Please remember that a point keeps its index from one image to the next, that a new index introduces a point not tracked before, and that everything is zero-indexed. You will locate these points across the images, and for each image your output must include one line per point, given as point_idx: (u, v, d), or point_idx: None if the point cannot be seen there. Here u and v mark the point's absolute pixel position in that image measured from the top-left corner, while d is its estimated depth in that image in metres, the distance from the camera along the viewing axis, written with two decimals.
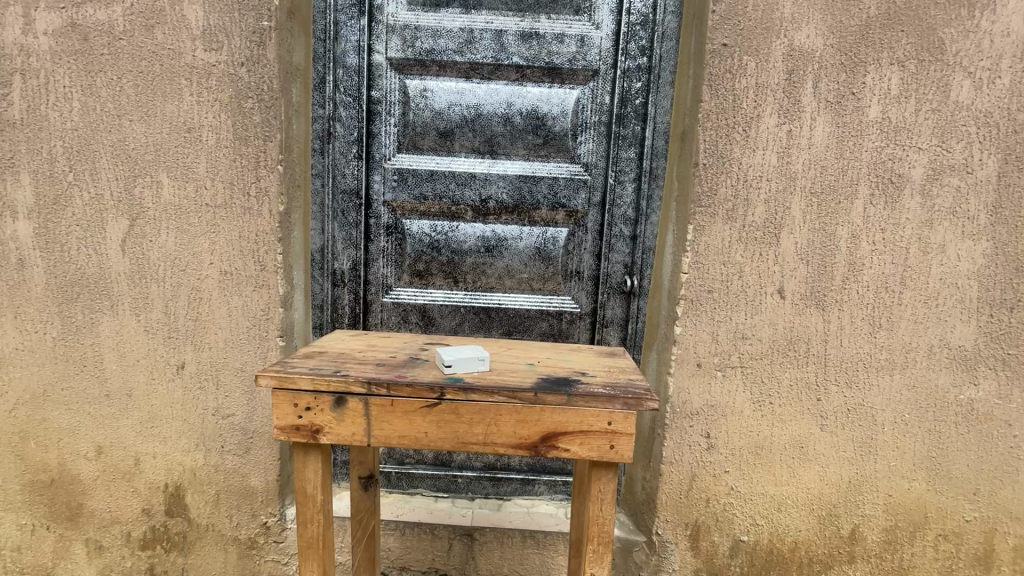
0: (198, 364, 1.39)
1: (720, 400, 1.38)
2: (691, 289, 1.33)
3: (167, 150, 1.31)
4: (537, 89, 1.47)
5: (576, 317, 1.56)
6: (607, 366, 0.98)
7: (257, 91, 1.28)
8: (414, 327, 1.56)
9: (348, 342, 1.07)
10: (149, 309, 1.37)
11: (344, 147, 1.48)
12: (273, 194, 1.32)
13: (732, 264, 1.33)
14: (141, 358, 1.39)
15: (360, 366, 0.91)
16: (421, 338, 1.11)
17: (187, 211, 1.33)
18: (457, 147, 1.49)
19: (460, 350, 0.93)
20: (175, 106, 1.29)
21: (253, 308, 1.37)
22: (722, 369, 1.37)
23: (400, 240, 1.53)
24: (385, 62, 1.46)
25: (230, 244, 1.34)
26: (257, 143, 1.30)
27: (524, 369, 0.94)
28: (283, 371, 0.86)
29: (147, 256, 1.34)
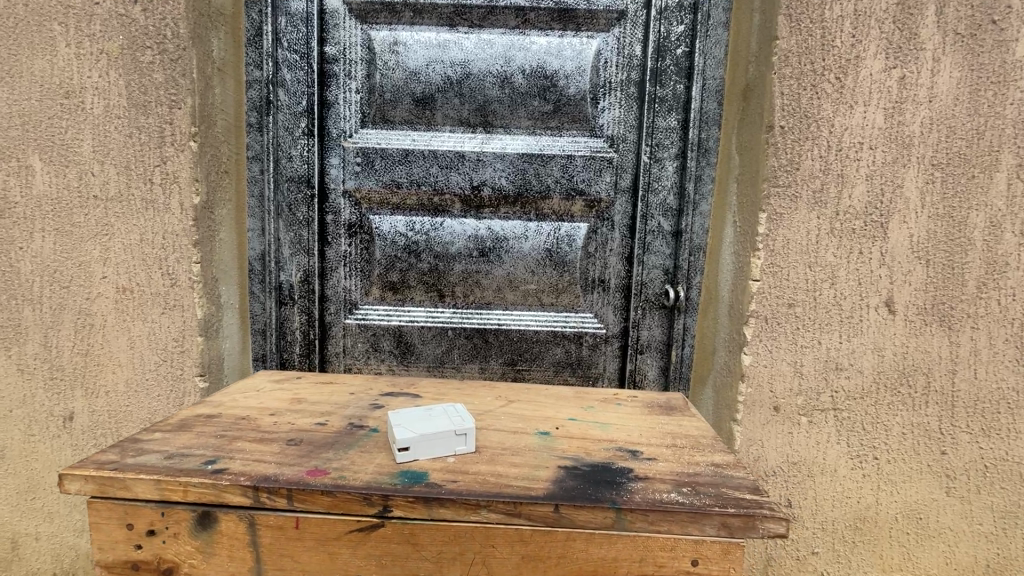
0: (92, 415, 1.02)
1: (807, 455, 0.98)
2: (767, 303, 0.95)
3: (39, 123, 0.95)
4: (544, 38, 1.11)
5: (601, 340, 1.18)
6: (669, 436, 0.60)
7: (158, 39, 0.93)
8: (387, 357, 1.19)
9: (264, 395, 0.70)
10: (23, 341, 1.00)
11: (290, 120, 1.11)
12: (185, 180, 0.96)
13: (821, 267, 0.95)
14: (15, 407, 1.02)
15: (259, 448, 0.54)
16: (379, 387, 0.74)
17: (68, 206, 0.97)
18: (439, 118, 1.13)
19: (425, 422, 0.55)
20: (48, 61, 0.93)
21: (161, 337, 1.00)
22: (809, 414, 0.98)
23: (367, 242, 1.17)
24: (341, 8, 1.10)
25: (128, 250, 0.97)
26: (160, 110, 0.94)
27: (534, 448, 0.56)
28: (111, 466, 0.49)
29: (15, 269, 0.98)
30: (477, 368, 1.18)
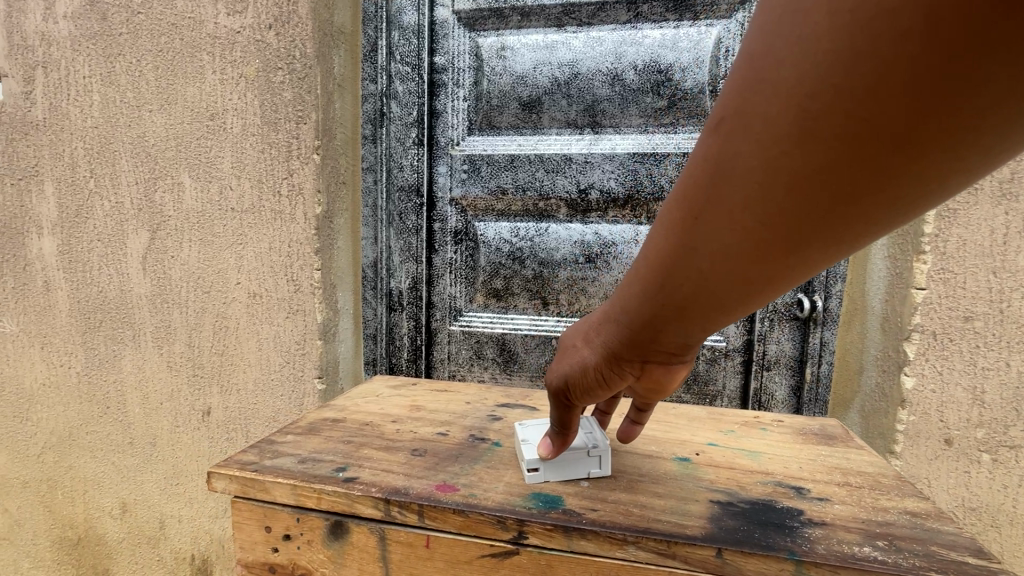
0: (226, 410, 1.11)
1: (991, 503, 0.81)
2: (936, 315, 0.80)
3: (190, 144, 1.05)
4: (657, 31, 1.04)
5: (720, 354, 1.08)
6: (838, 473, 0.51)
7: (288, 60, 0.99)
8: (490, 365, 1.18)
9: (384, 399, 0.70)
10: (173, 340, 1.11)
11: (401, 131, 1.15)
12: (308, 191, 1.01)
13: (1011, 272, 0.78)
14: (165, 400, 1.13)
15: (385, 457, 0.53)
16: (494, 397, 0.71)
17: (210, 219, 1.06)
18: (546, 121, 1.10)
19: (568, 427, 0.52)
20: (197, 88, 1.03)
21: (284, 341, 1.06)
22: (993, 451, 0.80)
23: (471, 249, 1.17)
24: (451, 18, 1.12)
25: (259, 258, 1.05)
26: (289, 127, 1.00)
27: (677, 477, 0.50)
28: (252, 467, 0.50)
29: (169, 275, 1.09)
30: None
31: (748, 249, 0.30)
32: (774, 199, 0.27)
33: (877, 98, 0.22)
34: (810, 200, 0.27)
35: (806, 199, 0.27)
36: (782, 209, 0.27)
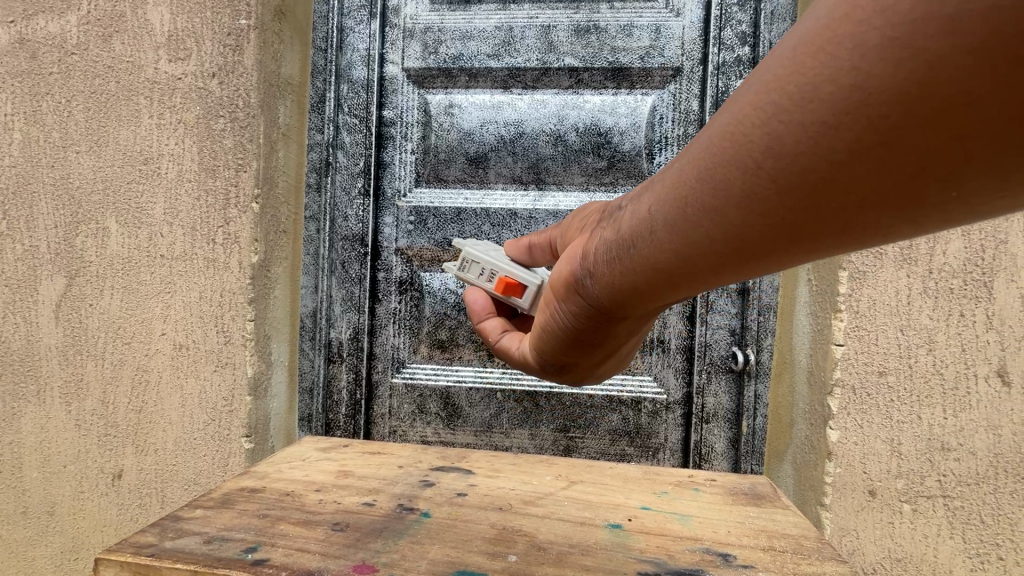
0: (140, 473, 1.01)
1: (913, 552, 0.84)
2: (854, 371, 0.85)
3: (118, 188, 0.99)
4: (598, 97, 1.10)
5: (661, 407, 1.10)
6: (764, 536, 0.52)
7: (230, 108, 0.97)
8: (433, 419, 1.15)
9: (310, 465, 0.66)
10: (83, 397, 1.01)
11: (346, 180, 1.16)
12: (245, 240, 0.98)
13: (915, 331, 0.84)
14: (69, 463, 1.02)
15: (302, 533, 0.50)
16: (429, 459, 0.69)
17: (136, 266, 0.99)
18: (492, 176, 1.13)
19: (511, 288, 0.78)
20: (131, 131, 0.99)
21: (211, 397, 0.99)
22: (912, 501, 0.84)
23: (416, 299, 1.16)
24: (400, 74, 1.16)
25: (188, 308, 0.99)
26: (227, 174, 0.98)
27: (606, 546, 0.49)
28: (149, 552, 0.46)
29: (84, 326, 1.01)
30: (527, 434, 1.12)
31: (735, 182, 0.34)
32: (776, 139, 0.31)
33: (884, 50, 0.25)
34: (801, 147, 0.30)
35: (789, 134, 0.30)
36: (770, 139, 0.31)
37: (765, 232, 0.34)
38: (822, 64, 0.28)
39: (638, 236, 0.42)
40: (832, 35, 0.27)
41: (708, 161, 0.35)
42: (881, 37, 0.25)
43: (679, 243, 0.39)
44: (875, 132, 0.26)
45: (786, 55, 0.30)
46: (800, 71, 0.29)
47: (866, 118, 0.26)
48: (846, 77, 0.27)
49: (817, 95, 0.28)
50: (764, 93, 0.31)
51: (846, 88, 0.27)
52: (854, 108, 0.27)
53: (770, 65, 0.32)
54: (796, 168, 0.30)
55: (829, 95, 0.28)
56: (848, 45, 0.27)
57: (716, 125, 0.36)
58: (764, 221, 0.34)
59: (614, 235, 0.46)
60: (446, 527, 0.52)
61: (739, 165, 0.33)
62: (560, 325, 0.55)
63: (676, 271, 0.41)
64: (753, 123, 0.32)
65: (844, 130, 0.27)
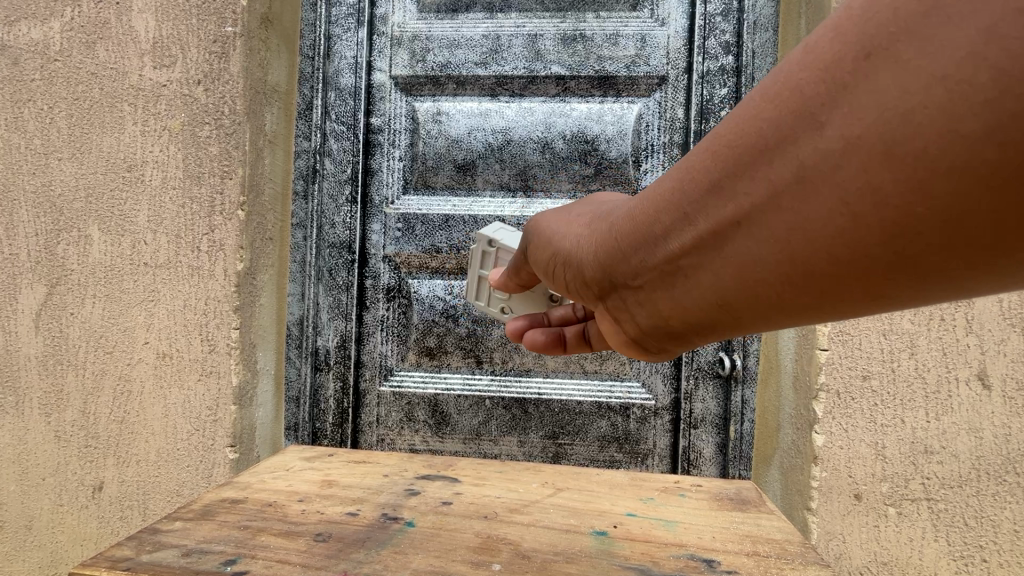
0: (122, 485, 0.99)
1: (898, 555, 0.84)
2: (839, 375, 0.86)
3: (101, 195, 0.98)
4: (584, 104, 1.11)
5: (649, 413, 1.11)
6: (747, 541, 0.52)
7: (216, 115, 0.97)
8: (421, 427, 1.15)
9: (294, 474, 0.65)
10: (64, 408, 0.99)
11: (334, 187, 1.16)
12: (230, 247, 0.97)
13: (897, 335, 0.85)
14: (48, 475, 1.00)
15: (284, 544, 0.49)
16: (415, 468, 0.68)
17: (119, 274, 0.98)
18: (480, 183, 1.14)
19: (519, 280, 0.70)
20: (115, 138, 0.98)
21: (194, 406, 0.98)
22: (896, 504, 0.84)
23: (404, 306, 1.16)
24: (388, 82, 1.16)
25: (172, 316, 0.98)
26: (212, 181, 0.97)
27: (591, 554, 0.49)
28: (124, 565, 0.45)
29: (65, 335, 0.99)
30: (517, 441, 1.12)
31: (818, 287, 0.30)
32: (863, 251, 0.27)
33: (984, 171, 0.22)
34: (897, 258, 0.26)
35: (891, 258, 0.27)
36: (869, 263, 0.27)
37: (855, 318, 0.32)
38: (912, 180, 0.24)
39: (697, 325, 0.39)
40: (906, 147, 0.24)
41: (784, 272, 0.31)
42: (990, 158, 0.22)
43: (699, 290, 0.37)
44: (993, 248, 0.24)
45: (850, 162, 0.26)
46: (878, 179, 0.25)
47: (985, 235, 0.24)
48: (951, 198, 0.24)
49: (912, 211, 0.25)
50: (830, 201, 0.27)
51: (951, 206, 0.24)
52: (963, 224, 0.24)
53: (812, 167, 0.27)
54: (895, 276, 0.27)
55: (927, 213, 0.24)
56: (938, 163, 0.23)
57: (754, 222, 0.31)
58: (848, 313, 0.31)
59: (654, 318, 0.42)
60: (430, 537, 0.51)
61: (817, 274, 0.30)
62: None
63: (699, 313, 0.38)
64: (826, 234, 0.28)
65: (956, 243, 0.25)
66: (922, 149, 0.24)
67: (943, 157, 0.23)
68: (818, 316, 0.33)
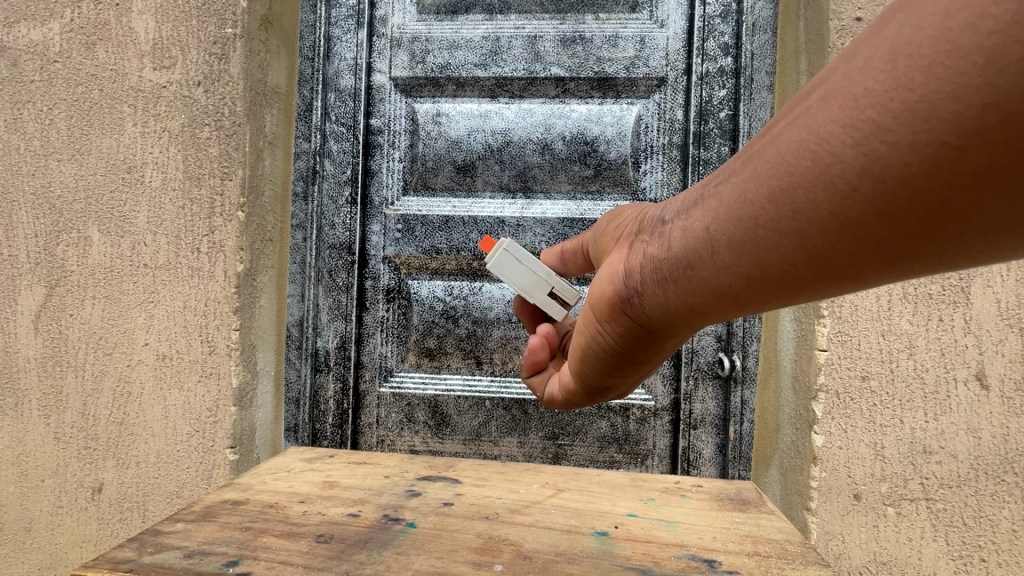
0: (121, 487, 0.99)
1: (898, 555, 0.85)
2: (838, 376, 0.86)
3: (101, 197, 0.98)
4: (584, 106, 1.12)
5: (649, 414, 1.11)
6: (748, 542, 0.53)
7: (216, 116, 0.97)
8: (422, 428, 1.15)
9: (295, 476, 0.65)
10: (63, 409, 0.99)
11: (334, 189, 1.16)
12: (230, 248, 0.97)
13: (895, 336, 0.85)
14: (47, 477, 1.00)
15: (286, 546, 0.49)
16: (416, 469, 0.68)
17: (118, 275, 0.98)
18: (479, 185, 1.14)
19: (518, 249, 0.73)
20: (114, 140, 0.98)
21: (194, 408, 0.97)
22: (896, 504, 0.85)
23: (404, 307, 1.16)
24: (388, 83, 1.17)
25: (171, 317, 0.98)
26: (212, 182, 0.97)
27: (592, 554, 0.50)
28: (127, 567, 0.46)
29: (64, 336, 0.99)
30: (517, 442, 1.12)
31: (800, 197, 0.34)
32: (850, 160, 0.31)
33: (955, 58, 0.26)
34: (868, 162, 0.30)
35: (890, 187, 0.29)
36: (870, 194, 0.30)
37: (836, 255, 0.34)
38: (898, 78, 0.28)
39: (699, 255, 0.42)
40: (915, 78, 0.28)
41: (797, 205, 0.34)
42: (963, 43, 0.26)
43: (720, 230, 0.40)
44: (960, 150, 0.27)
45: (857, 72, 0.31)
46: (872, 82, 0.30)
47: (951, 133, 0.27)
48: (926, 90, 0.27)
49: (890, 107, 0.29)
50: (829, 108, 0.32)
51: (921, 99, 0.27)
52: (932, 117, 0.27)
53: (832, 82, 0.33)
54: (864, 182, 0.31)
55: (903, 108, 0.28)
56: (923, 58, 0.27)
57: (774, 140, 0.36)
58: (826, 240, 0.34)
59: (663, 248, 0.47)
60: (431, 537, 0.51)
61: (803, 181, 0.34)
62: (601, 340, 0.54)
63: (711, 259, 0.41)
64: (818, 138, 0.33)
65: (923, 140, 0.28)
66: (915, 49, 0.28)
67: (930, 52, 0.27)
68: (810, 254, 0.35)
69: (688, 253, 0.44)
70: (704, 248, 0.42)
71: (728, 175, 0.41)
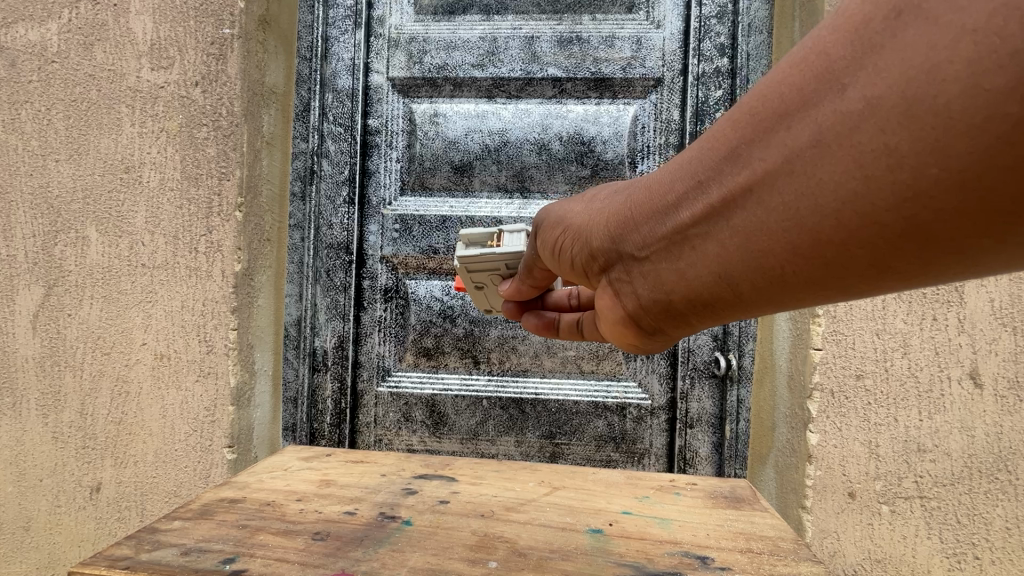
0: (119, 486, 1.00)
1: (892, 553, 0.85)
2: (833, 374, 0.87)
3: (99, 197, 0.98)
4: (580, 107, 1.12)
5: (646, 413, 1.11)
6: (741, 539, 0.53)
7: (213, 117, 0.97)
8: (419, 427, 1.15)
9: (291, 474, 0.65)
10: (61, 409, 0.99)
11: (331, 189, 1.17)
12: (228, 248, 0.97)
13: (890, 335, 0.85)
14: (46, 476, 1.00)
15: (282, 543, 0.50)
16: (412, 468, 0.69)
17: (116, 275, 0.98)
18: (476, 184, 1.14)
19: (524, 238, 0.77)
20: (112, 140, 0.98)
21: (192, 407, 0.98)
22: (890, 502, 0.85)
23: (401, 307, 1.17)
24: (385, 84, 1.17)
25: (169, 317, 0.98)
26: (210, 183, 0.97)
27: (586, 551, 0.50)
28: (124, 564, 0.46)
29: (62, 335, 0.99)
30: (514, 441, 1.12)
31: (829, 254, 0.32)
32: (880, 220, 0.29)
33: (1005, 127, 0.23)
34: (909, 224, 0.28)
35: (930, 245, 0.28)
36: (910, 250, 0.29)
37: (868, 291, 0.33)
38: (929, 140, 0.26)
39: (708, 298, 0.40)
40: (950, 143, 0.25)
41: (820, 259, 0.32)
42: (1013, 111, 0.23)
43: (730, 278, 0.38)
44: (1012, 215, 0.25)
45: (867, 121, 0.28)
46: (892, 139, 0.27)
47: (1004, 200, 0.25)
48: (971, 156, 0.25)
49: (926, 173, 0.26)
50: (846, 163, 0.29)
51: (964, 166, 0.25)
52: (980, 184, 0.25)
53: (833, 127, 0.29)
54: (905, 241, 0.29)
55: (942, 174, 0.26)
56: (958, 120, 0.25)
57: (771, 187, 0.33)
58: (858, 284, 0.33)
59: (658, 292, 0.44)
60: (427, 535, 0.52)
61: (830, 238, 0.31)
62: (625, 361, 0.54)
63: (726, 299, 0.39)
64: (836, 196, 0.30)
65: (967, 205, 0.26)
66: (944, 106, 0.25)
67: (966, 114, 0.24)
68: (834, 291, 0.34)
69: (697, 299, 0.41)
70: (717, 294, 0.39)
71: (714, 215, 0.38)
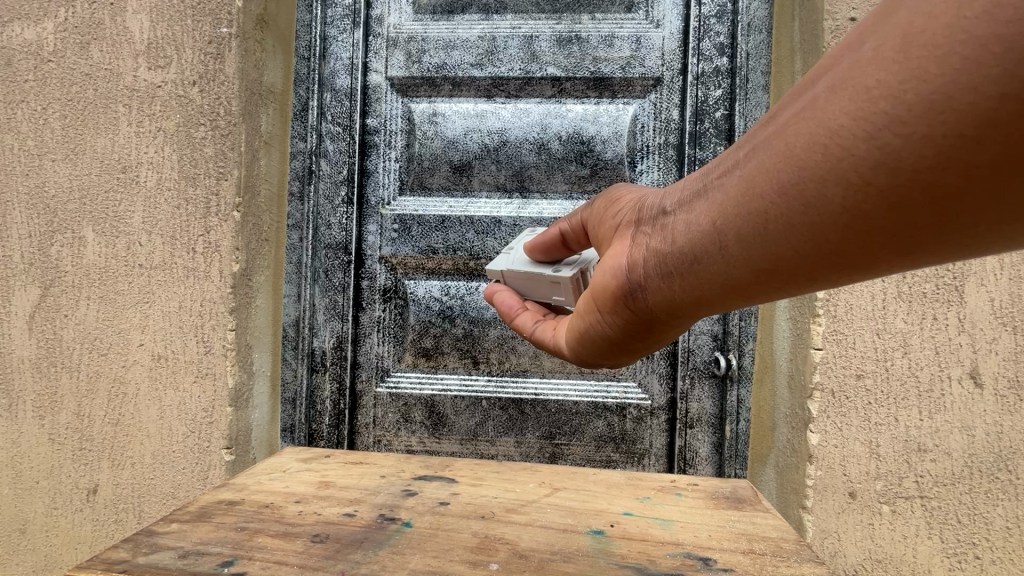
0: (116, 488, 0.99)
1: (893, 552, 0.85)
2: (833, 374, 0.86)
3: (95, 197, 0.98)
4: (579, 106, 1.12)
5: (645, 413, 1.11)
6: (743, 539, 0.53)
7: (211, 116, 0.96)
8: (418, 428, 1.15)
9: (290, 476, 0.65)
10: (58, 411, 0.99)
11: (330, 189, 1.16)
12: (226, 248, 0.97)
13: (890, 334, 0.85)
14: (43, 478, 0.99)
15: (281, 544, 0.49)
16: (412, 468, 0.68)
17: (113, 275, 0.98)
18: (476, 184, 1.14)
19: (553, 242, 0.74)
20: (109, 139, 0.97)
21: (190, 409, 0.97)
22: (890, 502, 0.85)
23: (400, 307, 1.16)
24: (383, 83, 1.16)
25: (167, 318, 0.97)
26: (208, 182, 0.96)
27: (587, 552, 0.50)
28: (121, 567, 0.45)
29: (58, 336, 0.98)
30: (513, 442, 1.12)
31: (810, 191, 0.34)
32: (859, 152, 0.30)
33: (972, 46, 0.25)
34: (881, 156, 0.29)
35: (902, 180, 0.29)
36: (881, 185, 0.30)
37: (847, 247, 0.34)
38: (912, 70, 0.28)
39: (703, 247, 0.42)
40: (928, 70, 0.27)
41: (807, 197, 0.34)
42: (982, 31, 0.25)
43: (727, 223, 0.40)
44: (974, 142, 0.26)
45: (866, 62, 0.30)
46: (883, 73, 0.29)
47: (967, 124, 0.26)
48: (943, 81, 0.26)
49: (902, 99, 0.28)
50: (843, 101, 0.31)
51: (935, 91, 0.27)
52: (947, 108, 0.26)
53: (844, 72, 0.31)
54: (877, 176, 0.30)
55: (916, 99, 0.28)
56: (938, 48, 0.27)
57: (783, 131, 0.35)
58: (838, 233, 0.33)
59: (666, 244, 0.46)
60: (427, 536, 0.51)
61: (814, 174, 0.33)
62: (600, 328, 0.54)
63: (717, 248, 0.41)
64: (829, 131, 0.32)
65: (938, 133, 0.27)
66: (929, 36, 0.27)
67: (945, 41, 0.26)
68: (818, 243, 0.35)
69: (694, 250, 0.43)
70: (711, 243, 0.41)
71: (731, 167, 0.40)
